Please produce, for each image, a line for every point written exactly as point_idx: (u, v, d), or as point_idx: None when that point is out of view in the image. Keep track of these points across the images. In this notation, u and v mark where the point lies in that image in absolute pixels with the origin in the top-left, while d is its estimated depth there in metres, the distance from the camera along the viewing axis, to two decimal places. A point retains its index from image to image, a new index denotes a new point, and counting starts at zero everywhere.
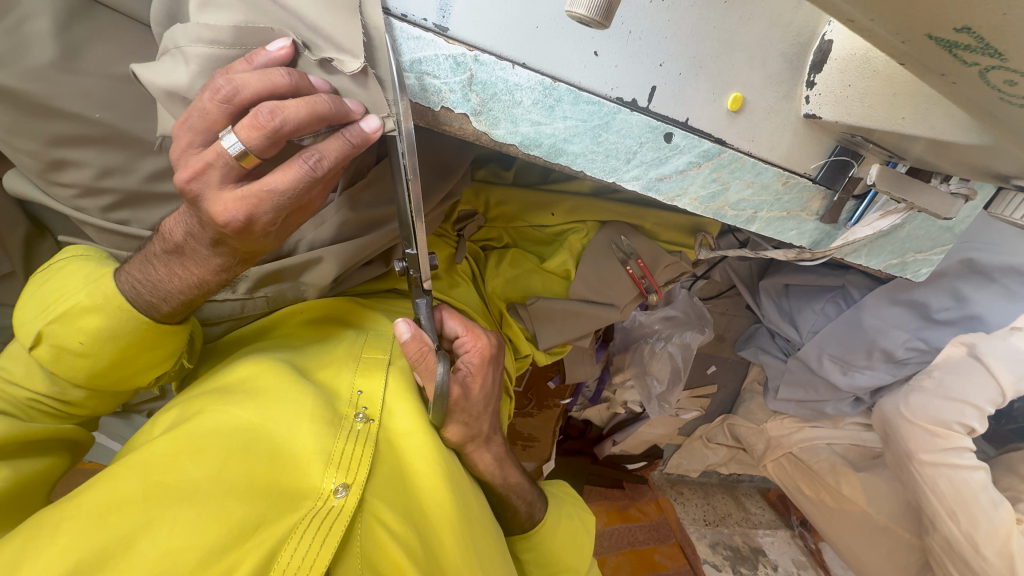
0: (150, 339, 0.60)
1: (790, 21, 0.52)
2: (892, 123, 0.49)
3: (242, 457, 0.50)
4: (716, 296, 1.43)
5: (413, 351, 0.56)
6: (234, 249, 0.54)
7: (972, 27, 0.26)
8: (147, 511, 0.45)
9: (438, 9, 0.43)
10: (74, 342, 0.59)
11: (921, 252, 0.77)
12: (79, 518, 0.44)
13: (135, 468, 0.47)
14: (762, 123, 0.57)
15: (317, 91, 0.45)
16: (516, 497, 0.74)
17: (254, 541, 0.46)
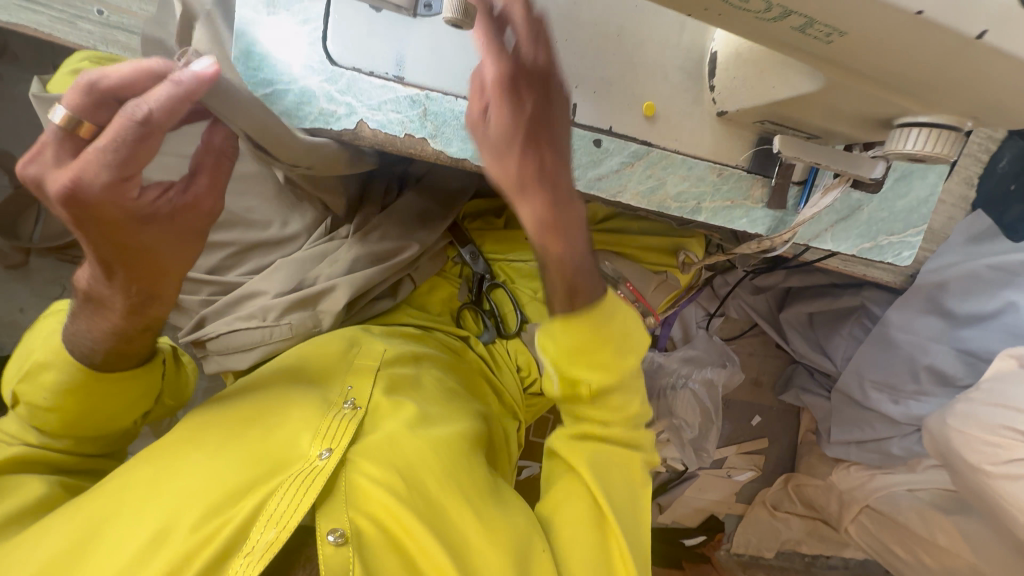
0: (97, 387, 0.59)
1: (680, 43, 0.66)
2: (771, 93, 0.57)
3: (237, 439, 0.58)
4: (739, 336, 1.41)
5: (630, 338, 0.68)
6: (138, 275, 0.53)
7: None
8: (156, 485, 0.54)
9: (396, 64, 0.60)
10: (38, 397, 0.59)
11: (895, 234, 0.78)
12: (103, 495, 0.53)
13: (151, 455, 0.57)
14: (680, 125, 0.67)
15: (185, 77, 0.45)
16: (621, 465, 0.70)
17: (247, 499, 0.53)
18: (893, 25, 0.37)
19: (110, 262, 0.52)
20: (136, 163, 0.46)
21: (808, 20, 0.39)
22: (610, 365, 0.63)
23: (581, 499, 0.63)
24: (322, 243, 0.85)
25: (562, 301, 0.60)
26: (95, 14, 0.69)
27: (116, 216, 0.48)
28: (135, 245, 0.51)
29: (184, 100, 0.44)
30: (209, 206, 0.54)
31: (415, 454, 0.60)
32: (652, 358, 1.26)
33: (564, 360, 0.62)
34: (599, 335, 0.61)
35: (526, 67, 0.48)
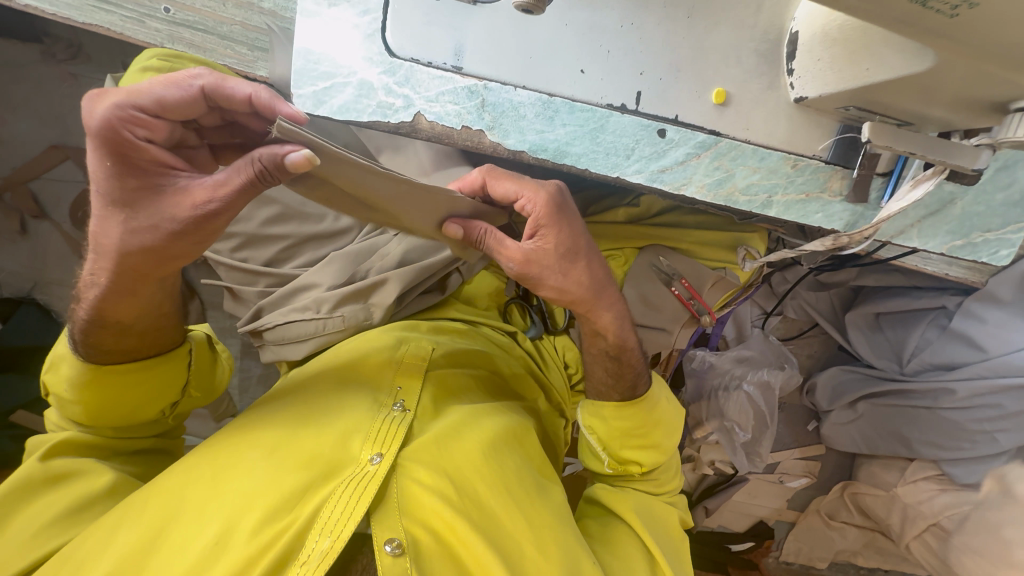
0: (104, 379, 0.59)
1: (755, 24, 0.61)
2: (862, 76, 0.52)
3: (291, 439, 0.56)
4: (797, 337, 1.32)
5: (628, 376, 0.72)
6: (139, 258, 0.52)
7: None
8: (212, 488, 0.53)
9: (454, 54, 0.58)
10: (60, 388, 0.59)
11: (992, 231, 0.70)
12: (161, 496, 0.52)
13: (203, 457, 0.56)
14: (752, 112, 0.63)
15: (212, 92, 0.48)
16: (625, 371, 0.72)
17: (302, 504, 0.52)
18: None
19: (111, 261, 0.53)
20: (172, 109, 0.48)
21: None
22: (659, 445, 0.73)
23: (633, 548, 0.66)
24: (374, 236, 0.85)
25: (614, 390, 0.72)
26: (163, 12, 0.70)
27: (140, 161, 0.48)
28: (153, 197, 0.49)
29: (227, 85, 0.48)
30: (203, 197, 0.49)
31: (466, 459, 0.58)
32: (702, 356, 1.24)
33: (616, 439, 0.72)
34: (648, 421, 0.72)
35: (543, 211, 0.58)
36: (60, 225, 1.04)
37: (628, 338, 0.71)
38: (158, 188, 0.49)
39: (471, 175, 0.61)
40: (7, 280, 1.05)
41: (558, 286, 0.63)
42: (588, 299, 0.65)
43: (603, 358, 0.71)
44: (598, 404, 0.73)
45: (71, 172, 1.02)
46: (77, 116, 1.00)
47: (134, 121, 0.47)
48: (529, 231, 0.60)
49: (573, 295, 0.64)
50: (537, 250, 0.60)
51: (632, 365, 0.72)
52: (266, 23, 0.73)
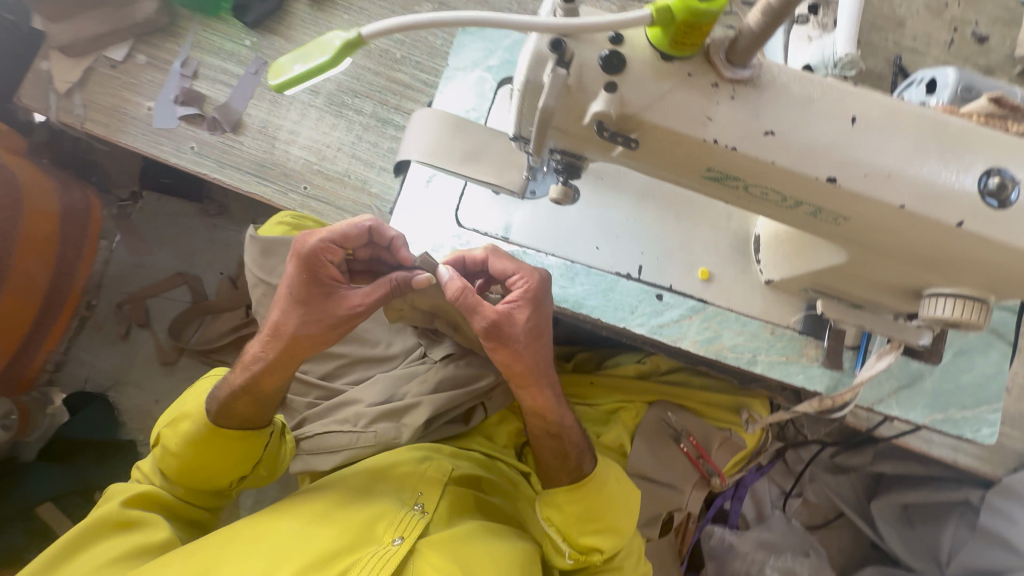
0: (214, 443, 0.70)
1: (729, 225, 0.80)
2: (806, 265, 0.68)
3: (328, 515, 0.65)
4: (825, 527, 1.24)
5: (573, 448, 0.71)
6: (288, 347, 0.67)
7: (712, 166, 0.51)
8: (252, 549, 0.61)
9: (504, 229, 0.81)
10: (173, 442, 0.70)
11: (967, 408, 0.78)
12: (209, 548, 0.61)
13: (249, 523, 0.64)
14: (732, 287, 0.79)
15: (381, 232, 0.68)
16: (567, 440, 0.71)
17: (331, 567, 0.60)
18: (887, 215, 0.49)
19: (278, 341, 0.67)
20: (349, 241, 0.67)
21: (816, 208, 0.51)
22: (617, 528, 0.70)
23: None
24: (415, 364, 0.96)
25: (559, 473, 0.71)
26: (302, 189, 1.00)
27: (324, 277, 0.66)
28: (324, 300, 0.66)
29: (383, 228, 0.68)
30: (355, 302, 0.66)
31: (476, 559, 0.64)
32: (721, 534, 1.18)
33: (574, 526, 0.70)
34: (601, 503, 0.70)
35: (518, 293, 0.66)
36: (156, 334, 1.25)
37: (566, 418, 0.71)
38: (329, 294, 0.66)
39: (477, 250, 0.70)
40: (93, 376, 1.22)
41: (514, 352, 0.65)
42: (533, 371, 0.68)
43: (544, 439, 0.71)
44: (549, 492, 0.71)
45: (182, 294, 1.27)
46: (204, 254, 1.29)
47: (328, 250, 0.66)
48: (507, 299, 0.66)
49: (523, 365, 0.67)
50: (508, 315, 0.64)
51: (572, 444, 0.71)
52: (370, 201, 1.01)
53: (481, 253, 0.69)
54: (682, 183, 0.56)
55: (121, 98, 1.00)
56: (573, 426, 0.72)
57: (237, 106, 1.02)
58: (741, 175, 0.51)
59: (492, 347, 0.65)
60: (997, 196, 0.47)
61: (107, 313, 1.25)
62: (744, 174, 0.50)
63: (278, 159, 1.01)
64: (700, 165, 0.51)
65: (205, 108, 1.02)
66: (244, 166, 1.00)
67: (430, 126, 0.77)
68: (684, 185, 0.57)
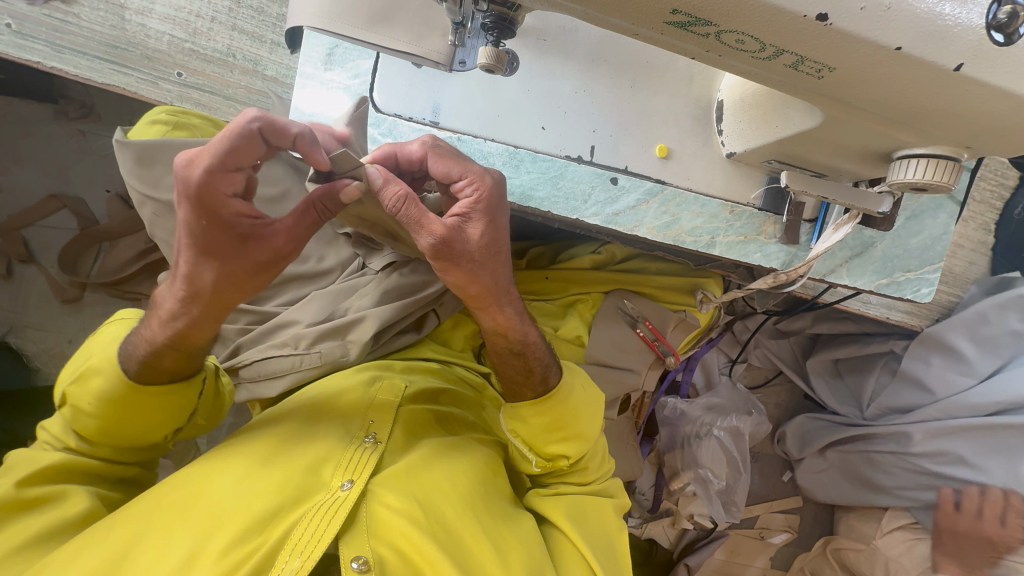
0: (139, 399, 0.61)
1: (689, 92, 0.71)
2: (773, 132, 0.61)
3: (265, 466, 0.59)
4: (765, 386, 1.37)
5: (537, 360, 0.67)
6: (207, 298, 0.55)
7: (678, 7, 0.40)
8: (182, 515, 0.55)
9: (432, 111, 0.67)
10: (86, 402, 0.61)
11: (912, 270, 0.79)
12: (131, 519, 0.55)
13: (174, 486, 0.58)
14: (692, 164, 0.72)
15: (286, 130, 0.48)
16: (532, 356, 0.67)
17: (274, 525, 0.55)
18: (876, 60, 0.41)
19: (194, 291, 0.55)
20: (242, 159, 0.47)
21: (799, 58, 0.43)
22: (582, 434, 0.69)
23: (573, 556, 0.65)
24: (354, 277, 0.89)
25: (525, 388, 0.68)
26: (175, 76, 0.80)
27: (230, 217, 0.50)
28: (241, 245, 0.52)
29: (281, 123, 0.48)
30: (281, 246, 0.54)
31: (436, 485, 0.63)
32: (673, 404, 1.26)
33: (539, 436, 0.69)
34: (564, 413, 0.68)
35: (466, 203, 0.56)
36: (46, 269, 1.07)
37: (530, 334, 0.66)
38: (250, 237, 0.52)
39: (411, 146, 0.58)
40: None
41: (468, 272, 0.56)
42: (492, 293, 0.60)
43: (506, 356, 0.67)
44: (515, 406, 0.69)
45: (64, 219, 1.07)
46: (80, 169, 1.08)
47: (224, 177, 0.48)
48: (456, 212, 0.56)
49: (479, 286, 0.59)
50: (458, 229, 0.54)
51: (537, 359, 0.67)
52: (267, 87, 0.83)
53: (418, 151, 0.57)
54: (642, 36, 0.46)
55: None
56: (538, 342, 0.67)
57: None
58: (713, 18, 0.41)
59: (442, 269, 0.56)
60: (1004, 29, 0.40)
61: None
62: (717, 15, 0.40)
63: (134, 37, 0.78)
64: (663, 5, 0.41)
65: None
66: (88, 47, 0.77)
67: None
68: (647, 40, 0.47)
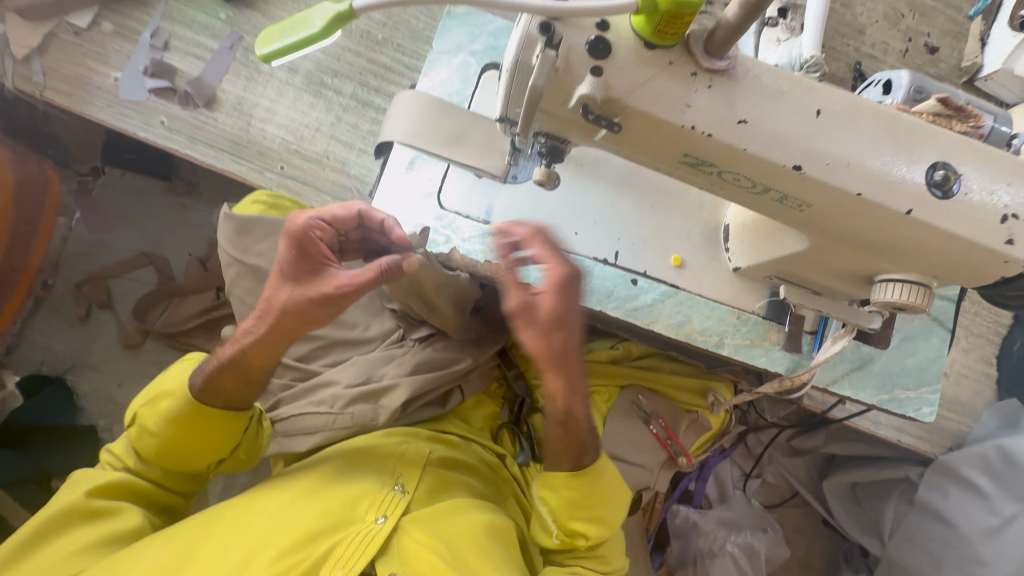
0: (198, 421, 0.74)
1: (701, 215, 0.84)
2: (771, 251, 0.72)
3: (309, 494, 0.68)
4: (781, 506, 1.32)
5: (582, 439, 0.74)
6: (276, 324, 0.71)
7: (688, 152, 0.54)
8: (236, 527, 0.64)
9: (485, 212, 0.82)
10: (154, 422, 0.75)
11: (910, 388, 0.84)
12: (194, 527, 0.65)
13: (232, 504, 0.67)
14: (702, 274, 0.83)
15: (372, 212, 0.73)
16: (578, 432, 0.73)
17: (314, 546, 0.63)
18: (843, 201, 0.53)
19: (268, 317, 0.72)
20: (338, 221, 0.73)
21: (783, 195, 0.55)
22: (605, 518, 0.76)
23: None
24: (392, 347, 0.97)
25: (566, 459, 0.74)
26: (278, 168, 0.99)
27: (312, 253, 0.71)
28: (312, 276, 0.70)
29: (372, 210, 0.73)
30: (339, 280, 0.69)
31: (457, 532, 0.68)
32: (685, 514, 1.24)
33: (564, 510, 0.75)
34: (596, 493, 0.75)
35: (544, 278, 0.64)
36: (119, 316, 1.20)
37: (576, 410, 0.72)
38: (319, 271, 0.71)
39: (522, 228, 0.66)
40: (51, 360, 1.17)
41: (538, 338, 0.65)
42: (547, 360, 0.67)
43: (554, 424, 0.73)
44: (553, 473, 0.76)
45: (147, 275, 1.23)
46: (170, 234, 1.25)
47: (317, 226, 0.71)
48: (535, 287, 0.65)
49: (539, 353, 0.66)
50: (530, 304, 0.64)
51: (580, 436, 0.74)
52: (350, 182, 1.01)
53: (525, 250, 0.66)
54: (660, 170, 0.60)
55: (84, 66, 0.96)
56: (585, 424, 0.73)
57: (210, 81, 0.99)
58: (715, 161, 0.54)
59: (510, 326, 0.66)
60: (941, 187, 0.52)
61: (66, 295, 1.20)
62: (718, 160, 0.54)
63: (253, 138, 0.99)
64: (677, 150, 0.55)
65: (177, 81, 0.98)
66: (217, 142, 0.97)
67: (413, 108, 0.78)
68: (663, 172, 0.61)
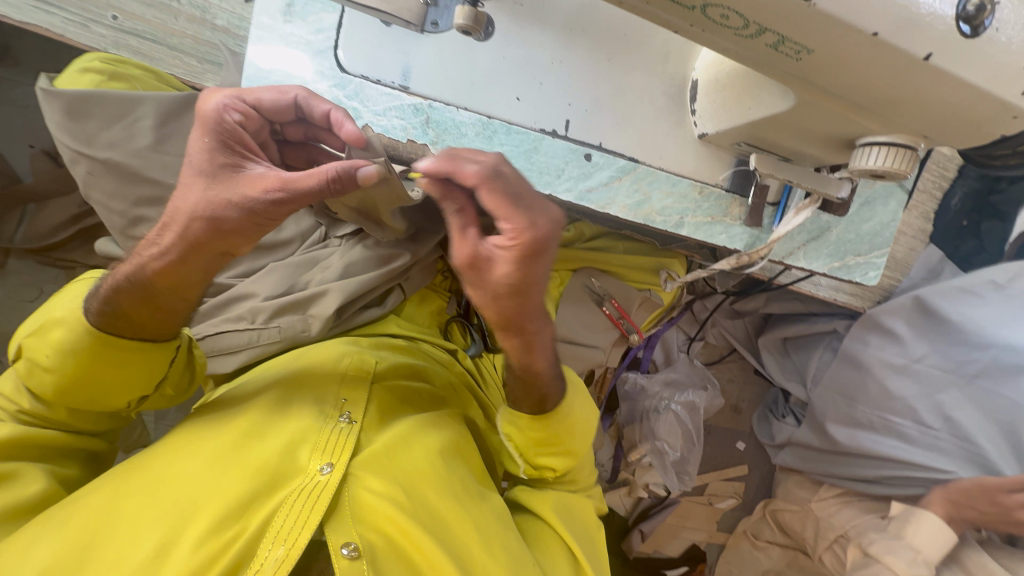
0: (105, 355, 0.59)
1: (665, 71, 0.70)
2: (744, 114, 0.62)
3: (236, 452, 0.58)
4: (719, 362, 1.43)
5: (538, 383, 0.65)
6: (189, 240, 0.54)
7: None
8: (146, 502, 0.54)
9: (402, 75, 0.64)
10: (44, 357, 0.60)
11: (861, 255, 0.83)
12: (89, 504, 0.54)
13: (134, 472, 0.57)
14: (664, 143, 0.72)
15: (314, 104, 0.59)
16: (536, 377, 0.64)
17: (251, 509, 0.55)
18: (853, 45, 0.42)
19: (177, 229, 0.54)
20: (271, 113, 0.59)
21: (779, 37, 0.44)
22: (572, 450, 0.71)
23: (556, 546, 0.66)
24: (316, 249, 0.86)
25: (525, 401, 0.68)
26: (110, 19, 0.72)
27: (234, 146, 0.55)
28: (232, 177, 0.53)
29: (313, 100, 0.59)
30: (268, 182, 0.52)
31: (414, 465, 0.63)
32: (634, 379, 1.30)
33: (529, 447, 0.70)
34: (559, 432, 0.69)
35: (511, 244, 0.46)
36: None
37: (551, 367, 0.65)
38: (240, 169, 0.54)
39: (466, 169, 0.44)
40: None
41: (485, 298, 0.50)
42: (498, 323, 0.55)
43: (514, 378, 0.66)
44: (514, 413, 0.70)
45: None
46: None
47: (237, 112, 0.56)
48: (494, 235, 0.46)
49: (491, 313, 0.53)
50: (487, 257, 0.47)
51: (539, 382, 0.65)
52: (217, 38, 0.76)
53: (491, 156, 0.46)
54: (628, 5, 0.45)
55: None
56: (544, 370, 0.64)
57: None
58: None
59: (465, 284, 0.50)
60: (972, 21, 0.41)
61: None
62: None
63: None
64: None
65: None
66: None
67: None
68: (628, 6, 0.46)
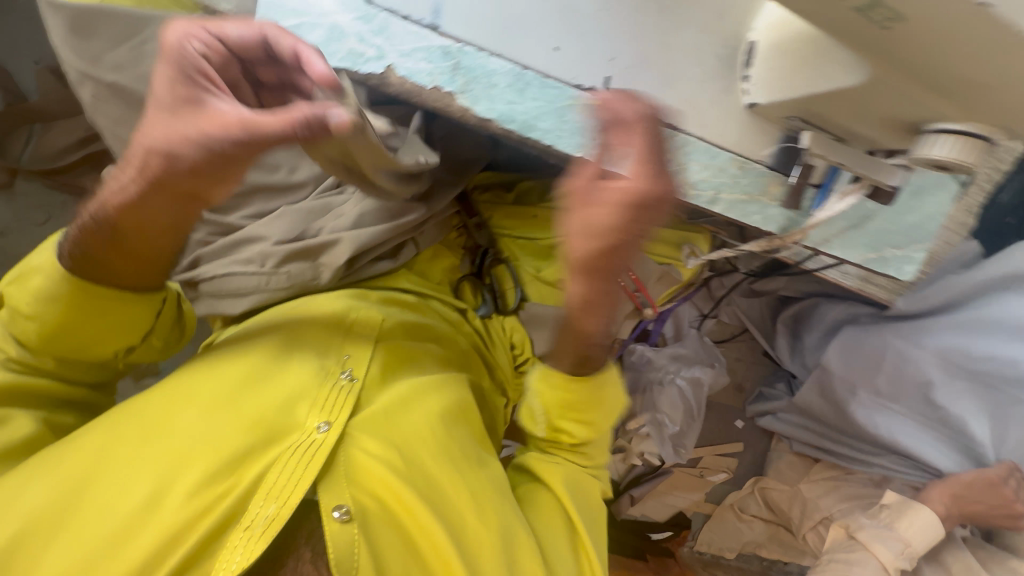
0: (80, 304, 0.60)
1: (718, 29, 0.64)
2: (806, 87, 0.56)
3: (233, 403, 0.58)
4: (729, 340, 1.41)
5: (594, 346, 0.68)
6: (144, 178, 0.53)
7: None
8: (144, 446, 0.55)
9: (433, 14, 0.60)
10: (24, 304, 0.60)
11: (900, 247, 0.78)
12: (91, 445, 0.55)
13: (133, 416, 0.57)
14: (708, 111, 0.66)
15: (285, 44, 0.55)
16: (594, 339, 0.66)
17: (246, 464, 0.56)
18: (958, 16, 0.37)
19: (137, 162, 0.53)
20: (239, 49, 0.55)
21: (871, 0, 0.39)
22: (595, 422, 0.73)
23: (553, 519, 0.70)
24: (328, 195, 0.82)
25: (571, 363, 0.70)
26: None
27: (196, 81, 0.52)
28: (191, 115, 0.51)
29: (281, 37, 0.55)
30: (225, 121, 0.50)
31: (411, 430, 0.63)
32: (641, 351, 1.29)
33: (555, 410, 0.72)
34: (587, 399, 0.71)
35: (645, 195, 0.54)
36: None
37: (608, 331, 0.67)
38: (199, 107, 0.51)
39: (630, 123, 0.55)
40: None
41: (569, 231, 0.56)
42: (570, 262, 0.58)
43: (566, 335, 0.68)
44: (552, 371, 0.72)
45: None
46: None
47: (201, 44, 0.53)
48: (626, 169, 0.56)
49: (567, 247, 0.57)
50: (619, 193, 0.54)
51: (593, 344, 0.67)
52: None
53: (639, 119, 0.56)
54: None
55: None
56: (598, 335, 0.66)
57: None
58: None
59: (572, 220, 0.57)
60: None
61: None
62: None
63: None
64: None
65: None
66: None
67: None
68: None
